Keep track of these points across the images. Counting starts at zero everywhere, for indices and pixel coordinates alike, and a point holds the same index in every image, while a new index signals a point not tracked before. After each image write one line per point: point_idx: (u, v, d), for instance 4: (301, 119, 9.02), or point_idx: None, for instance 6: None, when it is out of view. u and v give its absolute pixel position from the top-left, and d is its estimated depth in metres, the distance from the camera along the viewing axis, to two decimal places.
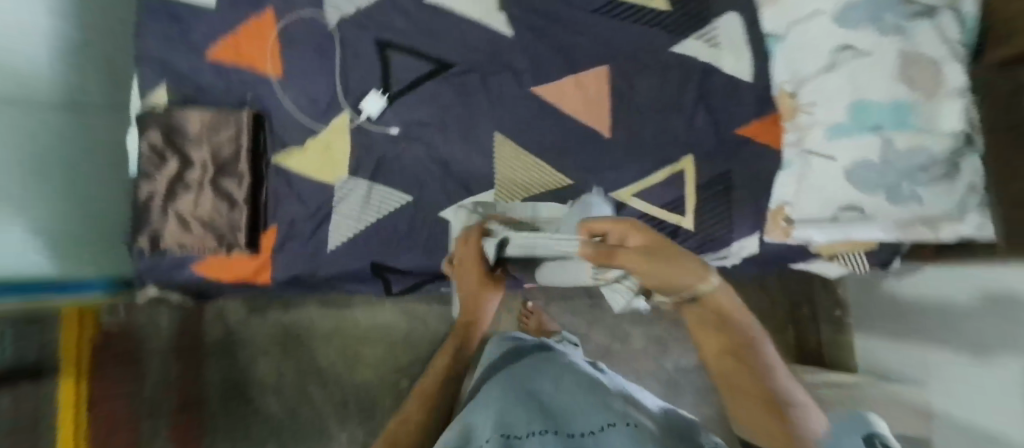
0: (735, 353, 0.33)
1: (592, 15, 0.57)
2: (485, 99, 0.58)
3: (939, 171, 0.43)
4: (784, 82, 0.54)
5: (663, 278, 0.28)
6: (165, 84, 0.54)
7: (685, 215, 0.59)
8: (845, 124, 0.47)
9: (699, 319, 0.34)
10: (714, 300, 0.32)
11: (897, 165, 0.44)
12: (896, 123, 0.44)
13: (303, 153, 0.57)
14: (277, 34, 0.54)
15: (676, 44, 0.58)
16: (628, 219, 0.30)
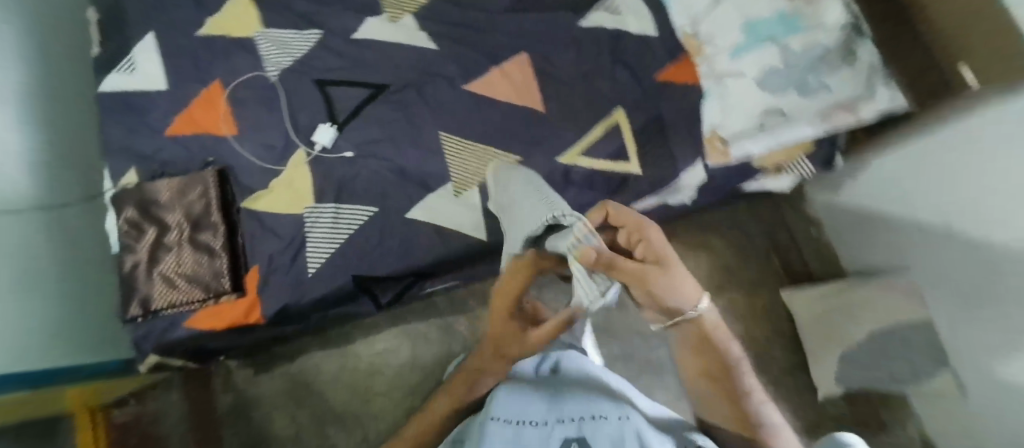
0: (714, 369, 0.45)
1: (501, 13, 0.74)
2: (425, 106, 0.71)
3: (835, 61, 0.62)
4: (684, 25, 0.69)
5: (673, 285, 0.37)
6: (134, 168, 0.69)
7: (631, 161, 0.68)
8: (742, 43, 0.65)
9: (688, 342, 0.45)
10: (702, 326, 0.43)
11: (798, 63, 0.63)
12: (785, 32, 0.63)
13: (268, 194, 0.68)
14: (224, 98, 0.71)
15: (583, 19, 0.74)
16: (643, 219, 0.38)
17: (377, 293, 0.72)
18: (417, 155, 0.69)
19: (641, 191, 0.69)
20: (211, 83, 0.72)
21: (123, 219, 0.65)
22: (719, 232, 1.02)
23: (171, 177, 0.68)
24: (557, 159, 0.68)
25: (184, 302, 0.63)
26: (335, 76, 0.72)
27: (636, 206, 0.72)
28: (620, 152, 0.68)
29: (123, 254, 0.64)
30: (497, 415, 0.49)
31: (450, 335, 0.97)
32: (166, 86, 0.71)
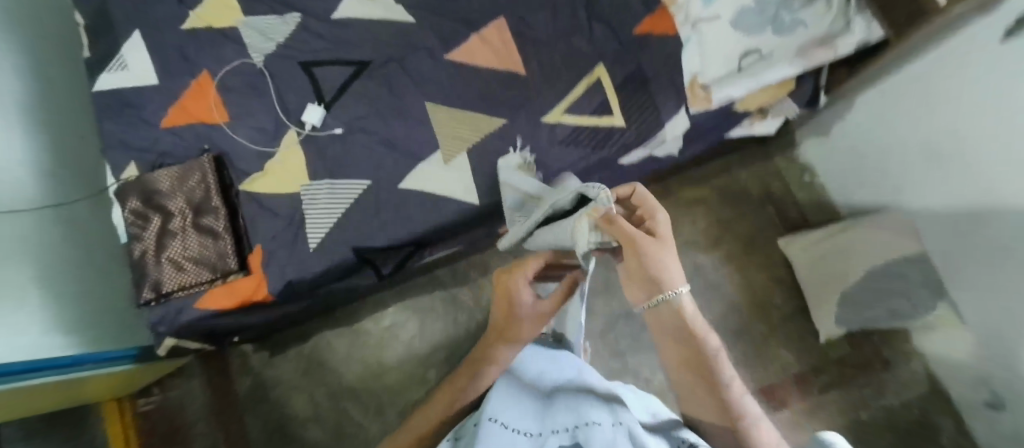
0: (696, 358, 0.46)
1: None
2: (409, 79, 0.72)
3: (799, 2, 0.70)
4: None
5: (656, 257, 0.46)
6: (134, 162, 0.69)
7: (615, 115, 0.70)
8: None
9: (673, 335, 0.48)
10: (677, 313, 0.47)
11: (769, 6, 0.70)
12: None
13: (264, 176, 0.70)
14: (215, 88, 0.71)
15: None
16: (656, 210, 0.51)
17: (379, 265, 0.74)
18: (405, 127, 0.70)
19: (626, 143, 0.71)
20: (200, 75, 0.71)
21: (128, 210, 0.67)
22: (711, 186, 1.05)
23: (170, 166, 0.69)
24: (544, 120, 0.70)
25: (194, 284, 0.65)
26: (317, 55, 0.73)
27: (624, 161, 0.74)
28: (603, 107, 0.70)
29: (130, 243, 0.66)
30: (494, 417, 0.48)
31: (456, 306, 1.00)
32: (158, 79, 0.71)
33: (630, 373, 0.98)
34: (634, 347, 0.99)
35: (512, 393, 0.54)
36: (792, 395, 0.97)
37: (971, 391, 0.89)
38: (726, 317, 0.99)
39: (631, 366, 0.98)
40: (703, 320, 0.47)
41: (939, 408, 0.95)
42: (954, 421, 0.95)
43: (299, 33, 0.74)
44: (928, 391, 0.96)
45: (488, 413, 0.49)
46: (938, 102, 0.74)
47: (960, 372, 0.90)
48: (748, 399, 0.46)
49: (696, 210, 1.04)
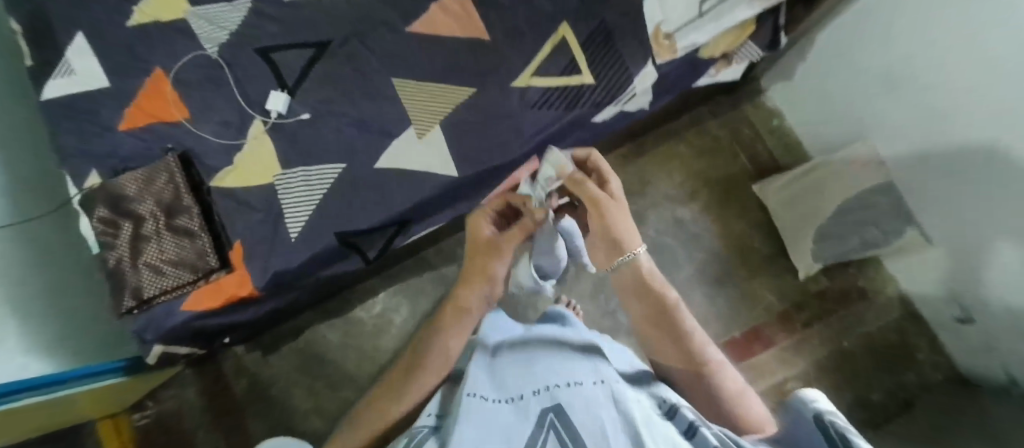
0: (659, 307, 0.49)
1: None
2: (372, 56, 0.70)
3: None
4: None
5: (616, 217, 0.54)
6: (96, 171, 0.66)
7: (583, 74, 0.71)
8: None
9: (632, 287, 0.52)
10: (636, 267, 0.52)
11: None
12: None
13: (235, 170, 0.68)
14: (171, 85, 0.68)
15: None
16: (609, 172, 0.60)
17: (365, 249, 0.74)
18: (375, 105, 0.69)
19: (598, 101, 0.72)
20: (153, 72, 0.68)
21: (96, 219, 0.64)
22: (684, 140, 1.06)
23: (134, 169, 0.66)
24: (513, 86, 0.70)
25: (178, 287, 0.64)
26: (273, 39, 0.70)
27: (597, 118, 0.75)
28: (571, 67, 0.70)
29: (104, 252, 0.64)
30: (472, 390, 0.40)
31: (445, 285, 1.00)
32: (107, 81, 0.67)
33: (623, 331, 1.00)
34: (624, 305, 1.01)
35: (487, 364, 0.47)
36: (777, 333, 1.02)
37: (938, 308, 0.95)
38: (709, 266, 1.02)
39: (624, 324, 1.01)
40: (661, 278, 0.52)
41: (911, 328, 1.02)
42: (925, 338, 1.01)
43: (250, 17, 0.71)
44: (900, 314, 1.02)
45: (465, 386, 0.41)
46: (891, 33, 0.77)
47: (927, 293, 0.96)
48: (712, 347, 0.48)
49: (672, 165, 1.05)
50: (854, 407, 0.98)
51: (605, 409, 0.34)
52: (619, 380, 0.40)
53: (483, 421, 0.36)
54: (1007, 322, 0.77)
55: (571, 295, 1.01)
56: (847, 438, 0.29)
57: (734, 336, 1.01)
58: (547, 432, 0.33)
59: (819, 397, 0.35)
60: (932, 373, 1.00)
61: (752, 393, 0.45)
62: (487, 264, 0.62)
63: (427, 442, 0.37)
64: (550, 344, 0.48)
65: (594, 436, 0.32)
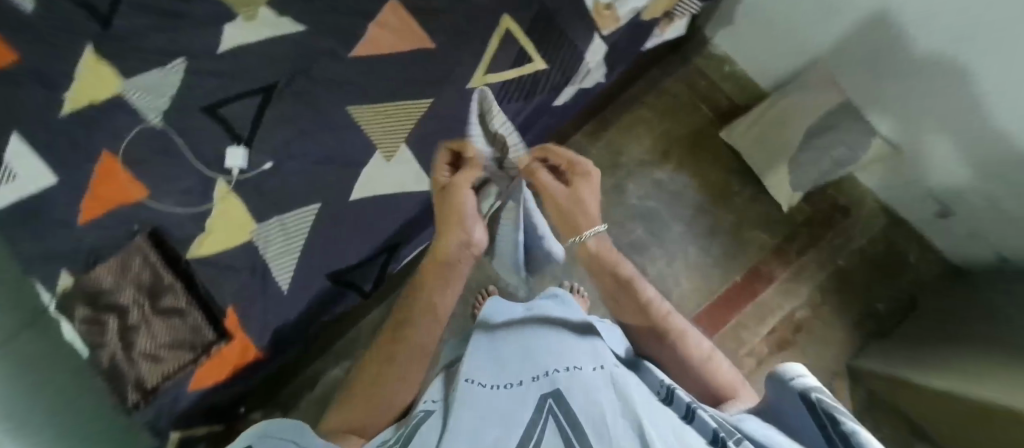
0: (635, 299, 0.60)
1: None
2: (322, 89, 0.68)
3: None
4: None
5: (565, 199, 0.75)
6: (66, 271, 0.63)
7: (535, 60, 0.72)
8: None
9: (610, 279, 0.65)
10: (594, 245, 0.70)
11: None
12: None
13: (208, 236, 0.65)
14: (124, 166, 0.64)
15: None
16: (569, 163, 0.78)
17: (361, 284, 0.75)
18: (336, 137, 0.68)
19: (556, 84, 0.74)
20: (101, 157, 0.64)
21: (77, 320, 0.61)
22: (645, 104, 1.08)
23: (106, 260, 0.64)
24: (470, 87, 0.70)
25: (179, 369, 0.63)
26: (215, 95, 0.67)
27: (557, 101, 0.77)
28: (521, 57, 0.71)
29: (93, 353, 0.61)
30: (473, 379, 0.39)
31: None
32: (55, 175, 0.62)
33: None
34: None
35: (487, 349, 0.45)
36: (776, 267, 1.04)
37: (916, 209, 0.99)
38: (697, 219, 1.04)
39: None
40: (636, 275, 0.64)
41: (899, 233, 1.05)
42: (912, 239, 1.05)
43: (187, 75, 0.66)
44: (886, 222, 1.05)
45: (467, 377, 0.40)
46: None
47: (904, 197, 0.99)
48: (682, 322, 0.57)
49: (639, 131, 1.07)
50: (858, 319, 1.03)
51: (604, 393, 0.31)
52: (619, 364, 0.37)
53: (480, 408, 0.34)
54: (985, 205, 0.82)
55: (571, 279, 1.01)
56: (836, 419, 0.31)
57: (735, 279, 1.03)
58: (545, 415, 0.30)
59: (801, 370, 0.36)
60: (926, 269, 1.04)
61: (721, 359, 0.53)
62: (456, 206, 0.71)
63: (425, 429, 0.35)
64: (548, 327, 0.46)
65: (591, 417, 0.29)
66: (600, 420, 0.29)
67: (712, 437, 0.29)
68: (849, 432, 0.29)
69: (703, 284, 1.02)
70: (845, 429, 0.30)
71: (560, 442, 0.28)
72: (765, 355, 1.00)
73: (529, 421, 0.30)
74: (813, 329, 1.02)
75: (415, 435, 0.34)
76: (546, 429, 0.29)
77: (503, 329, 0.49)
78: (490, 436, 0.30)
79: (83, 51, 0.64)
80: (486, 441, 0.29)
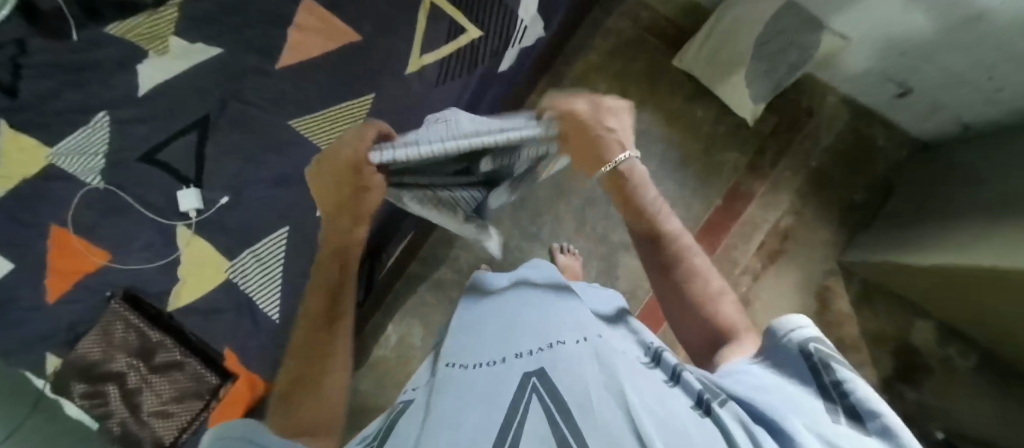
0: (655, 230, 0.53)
1: None
2: (259, 110, 0.65)
3: None
4: None
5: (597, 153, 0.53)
6: (51, 352, 0.61)
7: (468, 29, 0.69)
8: None
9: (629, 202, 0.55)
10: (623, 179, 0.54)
11: None
12: None
13: (185, 284, 0.64)
14: (77, 235, 0.61)
15: None
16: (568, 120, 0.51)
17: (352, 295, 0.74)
18: (287, 156, 0.65)
19: (496, 49, 0.72)
20: (52, 231, 0.61)
21: (78, 395, 0.61)
22: (593, 49, 1.05)
23: (88, 331, 0.62)
24: (408, 73, 0.68)
25: (192, 419, 0.64)
26: (149, 141, 0.64)
27: (501, 66, 0.75)
28: (454, 29, 0.69)
29: (103, 421, 0.62)
30: (453, 362, 0.36)
31: (444, 289, 0.99)
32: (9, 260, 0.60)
33: (620, 249, 1.03)
34: (612, 226, 1.03)
35: (467, 325, 0.42)
36: (754, 183, 1.05)
37: (876, 94, 1.00)
38: (668, 153, 1.04)
39: (619, 243, 1.03)
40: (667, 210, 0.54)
41: (864, 121, 1.06)
42: (877, 125, 1.06)
43: (115, 126, 0.63)
44: (850, 114, 1.06)
45: (447, 360, 0.37)
46: None
47: (863, 86, 0.99)
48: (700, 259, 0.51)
49: (593, 78, 1.05)
50: (840, 214, 1.05)
51: (589, 367, 0.29)
52: (602, 334, 0.36)
53: (462, 386, 0.31)
54: (939, 75, 0.83)
55: (559, 240, 1.02)
56: (831, 371, 0.31)
57: (717, 203, 1.04)
58: (529, 393, 0.28)
59: (801, 322, 0.35)
60: (896, 152, 1.06)
61: (730, 300, 0.49)
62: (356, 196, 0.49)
63: (405, 415, 0.32)
64: (530, 293, 0.43)
65: (576, 393, 0.27)
66: (584, 393, 0.27)
67: (697, 400, 0.29)
68: (844, 383, 0.30)
69: (687, 215, 1.03)
70: (837, 380, 0.30)
71: (545, 419, 0.26)
72: (759, 269, 1.02)
73: (511, 398, 0.28)
74: (800, 234, 1.04)
75: (392, 426, 0.30)
76: (531, 405, 0.27)
77: (487, 298, 0.47)
78: (471, 419, 0.27)
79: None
80: (465, 422, 0.27)
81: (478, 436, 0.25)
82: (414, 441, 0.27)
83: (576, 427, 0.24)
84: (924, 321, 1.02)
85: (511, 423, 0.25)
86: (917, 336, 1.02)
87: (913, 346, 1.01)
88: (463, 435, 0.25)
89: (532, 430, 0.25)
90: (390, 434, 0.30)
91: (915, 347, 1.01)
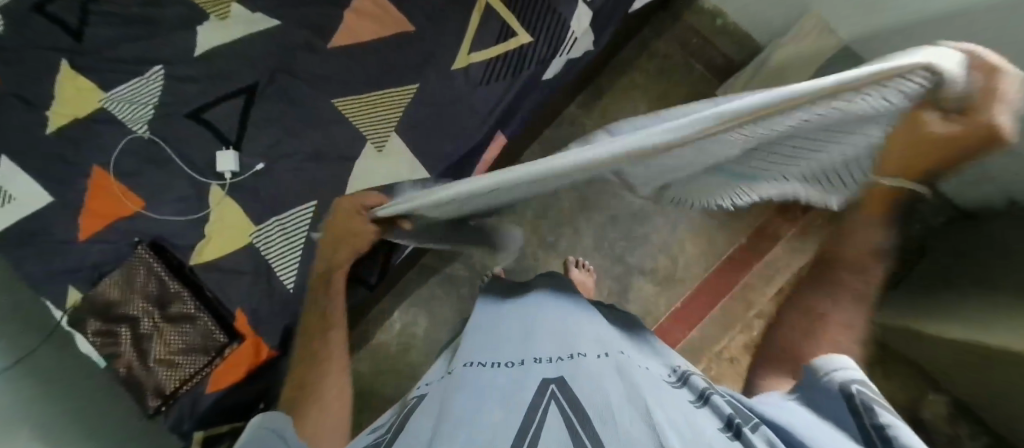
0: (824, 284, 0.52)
1: None
2: (306, 84, 0.67)
3: None
4: None
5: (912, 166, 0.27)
6: (72, 285, 0.63)
7: (519, 33, 0.69)
8: None
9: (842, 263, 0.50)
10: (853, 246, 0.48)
11: None
12: None
13: (211, 241, 0.66)
14: (116, 179, 0.64)
15: None
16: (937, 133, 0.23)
17: (365, 275, 0.77)
18: (324, 133, 0.67)
19: (544, 57, 0.70)
20: (92, 173, 0.63)
21: (90, 333, 0.63)
22: (637, 68, 1.05)
23: (111, 272, 0.64)
24: (454, 68, 0.68)
25: (195, 373, 0.64)
26: (199, 99, 0.66)
27: (547, 76, 0.72)
28: (505, 32, 0.69)
29: (112, 361, 0.63)
30: (470, 360, 0.36)
31: (454, 283, 1.00)
32: (51, 194, 0.62)
33: (635, 272, 1.02)
34: (630, 247, 1.02)
35: (487, 326, 0.42)
36: (783, 226, 1.02)
37: None
38: None
39: (635, 265, 1.02)
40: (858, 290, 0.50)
41: None
42: None
43: (169, 81, 0.65)
44: None
45: (464, 357, 0.37)
46: None
47: None
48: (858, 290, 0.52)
49: (633, 97, 1.05)
50: None
51: (609, 380, 0.29)
52: (625, 350, 0.36)
53: (480, 387, 0.31)
54: None
55: (576, 254, 1.01)
56: (874, 414, 0.29)
57: (740, 241, 1.03)
58: (548, 398, 0.28)
59: (844, 364, 0.33)
60: (934, 217, 1.03)
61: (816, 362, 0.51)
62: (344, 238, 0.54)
63: (419, 411, 0.32)
64: (555, 299, 0.44)
65: (596, 406, 0.26)
66: (605, 406, 0.26)
67: (725, 422, 0.27)
68: (885, 427, 0.29)
69: (708, 248, 1.03)
70: (883, 424, 0.29)
71: (565, 427, 0.25)
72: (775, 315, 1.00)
73: (531, 403, 0.28)
74: None
75: (407, 422, 0.30)
76: (549, 412, 0.26)
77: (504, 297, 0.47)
78: (490, 422, 0.26)
79: (57, 65, 0.64)
80: (484, 421, 0.27)
81: (498, 438, 0.25)
82: (430, 438, 0.27)
83: (596, 437, 0.24)
84: (937, 395, 0.99)
85: (529, 429, 0.25)
86: (927, 410, 0.98)
87: (922, 420, 0.98)
88: (481, 434, 0.25)
89: (550, 435, 0.24)
90: (404, 430, 0.30)
91: (925, 421, 0.98)
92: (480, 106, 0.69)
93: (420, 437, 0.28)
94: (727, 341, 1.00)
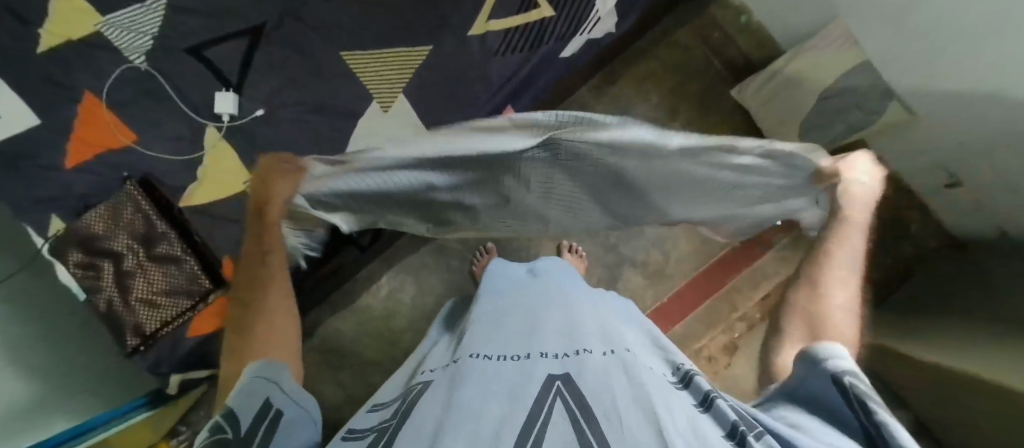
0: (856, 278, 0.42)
1: None
2: (315, 34, 0.65)
3: None
4: None
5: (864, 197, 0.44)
6: (55, 214, 0.61)
7: (541, 7, 0.67)
8: None
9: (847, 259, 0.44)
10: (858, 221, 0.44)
11: None
12: None
13: (202, 185, 0.64)
14: (109, 109, 0.61)
15: None
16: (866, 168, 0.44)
17: (358, 238, 0.76)
18: (331, 86, 0.65)
19: (563, 33, 0.69)
20: (83, 99, 0.61)
21: (71, 263, 0.61)
22: (653, 58, 1.03)
23: (97, 204, 0.62)
24: (470, 35, 0.66)
25: (177, 315, 0.63)
26: (201, 35, 0.63)
27: (565, 54, 0.71)
28: (527, 3, 0.67)
29: (90, 294, 0.62)
30: (474, 351, 0.36)
31: (444, 255, 0.99)
32: (40, 118, 0.60)
33: (627, 263, 1.02)
34: (625, 238, 1.02)
35: (492, 320, 0.43)
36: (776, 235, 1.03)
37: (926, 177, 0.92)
38: None
39: (627, 256, 1.02)
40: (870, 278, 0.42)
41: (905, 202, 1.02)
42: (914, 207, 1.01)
43: (172, 13, 0.62)
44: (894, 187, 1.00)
45: (469, 347, 0.37)
46: None
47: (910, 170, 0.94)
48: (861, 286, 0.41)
49: (646, 88, 1.03)
50: None
51: (617, 378, 0.29)
52: (631, 349, 0.36)
53: (483, 376, 0.31)
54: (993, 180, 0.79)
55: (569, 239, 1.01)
56: (867, 409, 0.26)
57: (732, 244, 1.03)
58: (554, 395, 0.27)
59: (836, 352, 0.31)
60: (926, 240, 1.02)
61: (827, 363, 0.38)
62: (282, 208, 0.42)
63: (422, 397, 0.32)
64: (565, 302, 0.44)
65: (603, 403, 0.26)
66: (612, 406, 0.25)
67: (730, 430, 0.26)
68: (873, 411, 0.26)
69: (700, 247, 1.03)
70: (877, 421, 0.25)
71: (568, 421, 0.24)
72: (756, 320, 1.02)
73: (536, 396, 0.27)
74: None
75: (411, 408, 0.30)
76: (554, 407, 0.26)
77: (509, 292, 0.49)
78: (491, 412, 0.26)
79: None
80: (486, 414, 0.26)
81: (501, 432, 0.24)
82: (434, 425, 0.26)
83: (602, 434, 0.23)
84: None
85: (534, 421, 0.24)
86: None
87: None
88: (484, 427, 0.25)
89: (555, 430, 0.23)
90: (410, 415, 0.29)
91: None
92: (494, 77, 0.67)
93: (425, 420, 0.27)
94: (707, 339, 1.01)
